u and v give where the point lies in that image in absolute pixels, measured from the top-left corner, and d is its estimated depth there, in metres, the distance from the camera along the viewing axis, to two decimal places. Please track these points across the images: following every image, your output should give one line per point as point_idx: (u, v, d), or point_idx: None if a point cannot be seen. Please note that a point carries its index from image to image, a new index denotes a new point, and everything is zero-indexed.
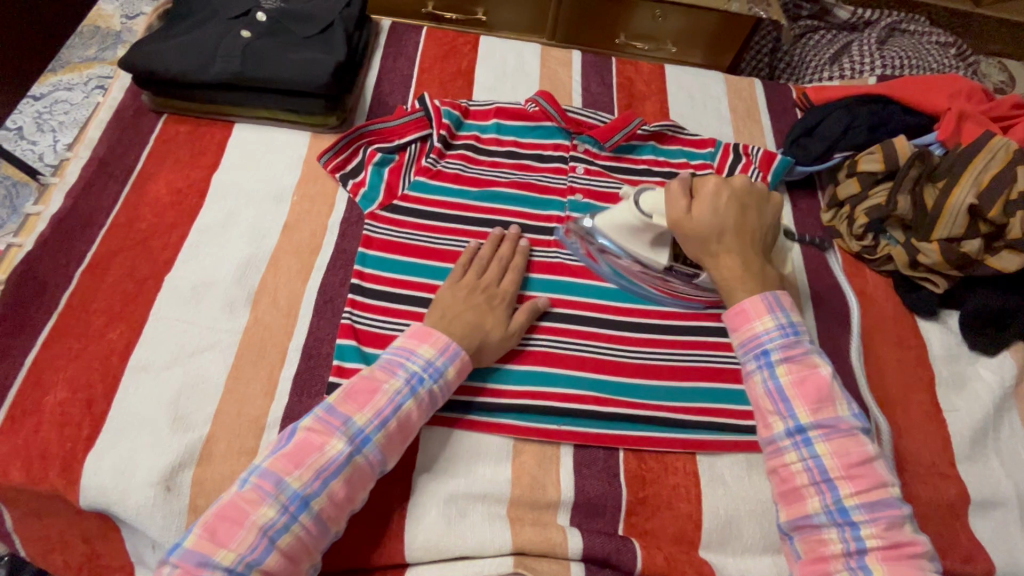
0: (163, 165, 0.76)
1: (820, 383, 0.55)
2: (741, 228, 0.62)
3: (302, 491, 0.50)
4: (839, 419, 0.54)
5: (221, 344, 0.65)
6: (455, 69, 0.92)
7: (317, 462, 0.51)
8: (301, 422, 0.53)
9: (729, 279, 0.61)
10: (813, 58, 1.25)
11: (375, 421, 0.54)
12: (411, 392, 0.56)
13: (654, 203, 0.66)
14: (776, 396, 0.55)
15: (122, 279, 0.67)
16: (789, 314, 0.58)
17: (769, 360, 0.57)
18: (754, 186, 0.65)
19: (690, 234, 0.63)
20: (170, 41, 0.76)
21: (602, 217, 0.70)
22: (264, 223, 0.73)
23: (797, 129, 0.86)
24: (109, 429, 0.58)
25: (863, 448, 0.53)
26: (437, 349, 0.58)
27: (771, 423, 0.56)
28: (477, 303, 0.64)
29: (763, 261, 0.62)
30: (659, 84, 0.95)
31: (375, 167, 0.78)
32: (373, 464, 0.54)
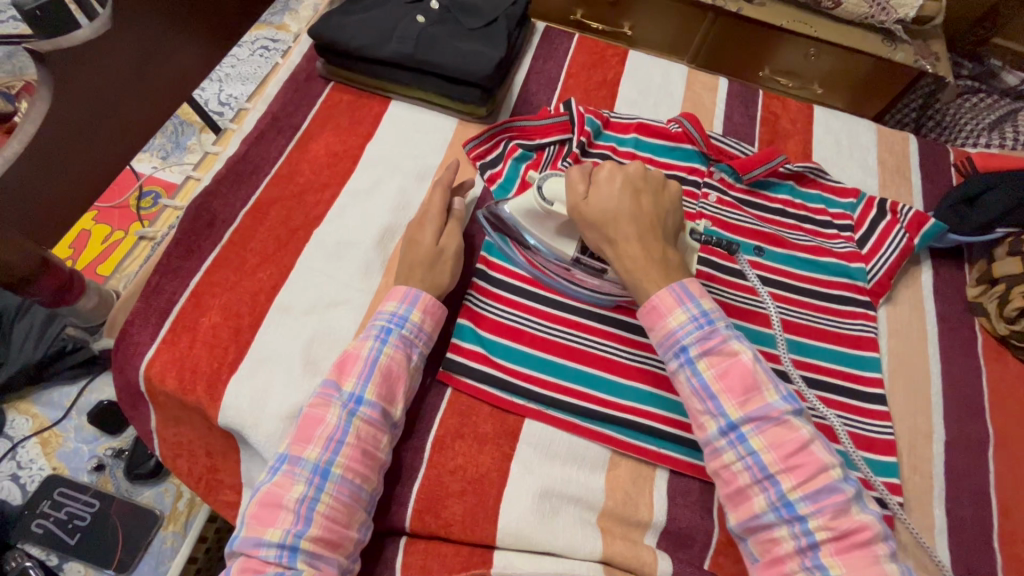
0: (325, 128, 0.82)
1: (743, 373, 0.53)
2: (637, 214, 0.61)
3: (319, 460, 0.54)
4: (769, 407, 0.52)
5: (354, 301, 0.69)
6: (600, 79, 0.93)
7: (324, 432, 0.55)
8: (304, 405, 0.58)
9: (629, 266, 0.60)
10: (970, 120, 1.16)
11: (361, 381, 0.58)
12: (384, 343, 0.60)
13: (555, 190, 0.66)
14: (703, 394, 0.54)
15: (278, 225, 0.73)
16: (699, 302, 0.56)
17: (689, 357, 0.55)
18: (649, 174, 0.65)
19: (584, 219, 0.63)
20: (354, 16, 0.82)
21: (511, 201, 0.69)
22: (406, 197, 0.78)
23: (955, 195, 0.81)
24: (250, 358, 0.64)
25: (798, 434, 0.51)
26: (397, 300, 0.63)
27: (704, 423, 0.54)
28: (406, 239, 0.70)
29: (666, 247, 0.61)
30: (806, 124, 0.92)
31: (514, 162, 0.81)
32: (375, 417, 0.57)
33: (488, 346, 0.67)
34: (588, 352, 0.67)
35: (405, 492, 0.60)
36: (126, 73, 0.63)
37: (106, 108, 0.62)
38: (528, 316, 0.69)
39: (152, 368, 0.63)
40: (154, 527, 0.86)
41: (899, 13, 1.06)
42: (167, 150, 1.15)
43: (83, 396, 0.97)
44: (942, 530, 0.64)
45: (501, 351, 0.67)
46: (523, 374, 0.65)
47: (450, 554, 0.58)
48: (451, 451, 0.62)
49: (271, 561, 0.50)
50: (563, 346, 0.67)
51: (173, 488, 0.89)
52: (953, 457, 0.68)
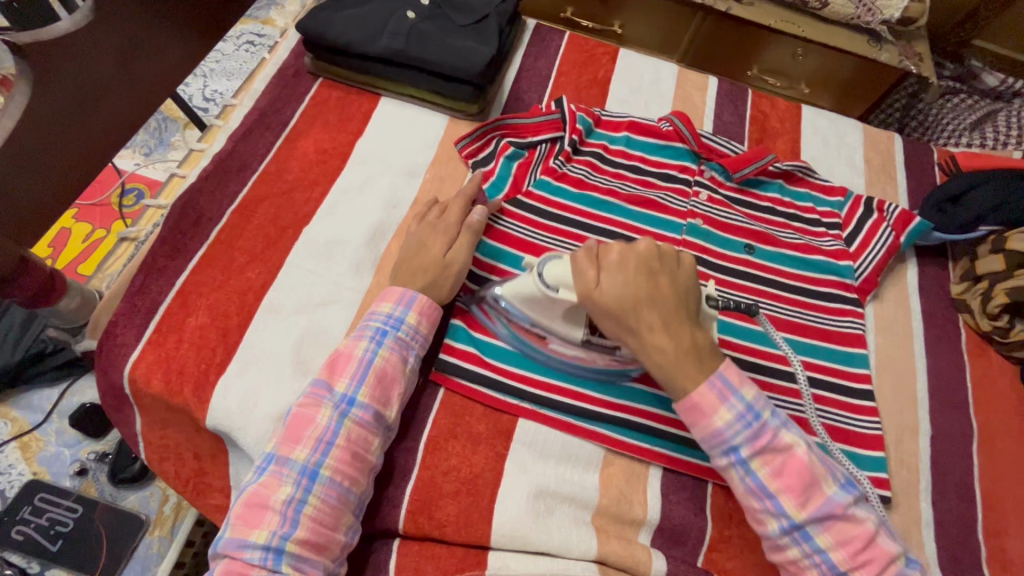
0: (314, 125, 0.81)
1: (800, 469, 0.53)
2: (658, 297, 0.56)
3: (308, 461, 0.53)
4: (830, 501, 0.52)
5: (344, 300, 0.68)
6: (591, 77, 0.93)
7: (314, 432, 0.54)
8: (293, 405, 0.57)
9: (662, 364, 0.55)
10: (952, 120, 1.19)
11: (354, 382, 0.57)
12: (379, 345, 0.60)
13: (559, 275, 0.58)
14: (761, 493, 0.53)
15: (266, 223, 0.72)
16: (743, 395, 0.55)
17: (741, 458, 0.54)
18: (660, 251, 0.58)
19: (602, 310, 0.56)
20: (343, 11, 0.80)
21: (506, 286, 0.63)
22: (396, 195, 0.77)
23: (940, 193, 0.82)
24: (238, 360, 0.63)
25: (862, 527, 0.52)
26: (393, 302, 0.63)
27: (764, 520, 0.54)
28: (414, 242, 0.68)
29: (694, 330, 0.56)
30: (794, 123, 0.93)
31: (506, 160, 0.81)
32: (367, 420, 0.57)
33: (482, 346, 0.66)
34: None
35: (398, 493, 0.59)
36: (107, 68, 0.61)
37: (87, 105, 0.60)
38: None
39: (137, 371, 0.61)
40: (140, 533, 0.84)
41: (884, 14, 1.07)
42: (150, 147, 1.12)
43: (64, 400, 0.94)
44: (929, 524, 0.65)
45: (494, 350, 0.66)
46: (516, 374, 0.65)
47: (444, 556, 0.58)
48: (445, 452, 0.61)
49: (256, 563, 0.49)
50: None
51: (159, 492, 0.87)
52: (939, 452, 0.69)
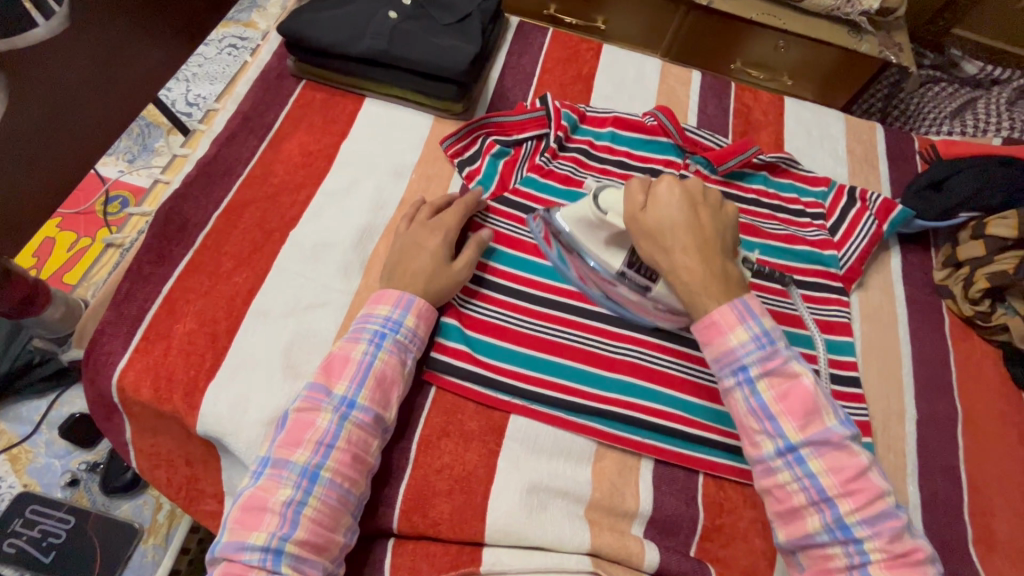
0: (298, 127, 0.80)
1: (804, 395, 0.54)
2: (698, 226, 0.61)
3: (308, 464, 0.53)
4: (827, 431, 0.53)
5: (333, 303, 0.68)
6: (576, 73, 0.94)
7: (314, 435, 0.54)
8: (289, 409, 0.57)
9: (688, 283, 0.59)
10: (933, 109, 1.20)
11: (353, 385, 0.58)
12: (378, 348, 0.60)
13: (612, 201, 0.64)
14: (761, 414, 0.54)
15: (253, 228, 0.71)
16: (762, 322, 0.57)
17: (748, 376, 0.56)
18: (707, 189, 0.64)
19: (641, 230, 0.61)
20: (324, 12, 0.80)
21: (565, 209, 0.68)
22: (383, 196, 0.77)
23: (922, 180, 0.83)
24: (227, 365, 0.62)
25: (856, 460, 0.52)
26: (391, 305, 0.63)
27: (760, 442, 0.55)
28: (417, 244, 0.68)
29: (724, 263, 0.60)
30: (777, 115, 0.94)
31: (492, 158, 0.81)
32: (367, 421, 0.57)
33: (473, 345, 0.67)
34: (572, 346, 0.67)
35: (391, 493, 0.60)
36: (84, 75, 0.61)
37: (64, 112, 0.59)
38: (511, 313, 0.69)
39: (125, 379, 0.61)
40: (134, 542, 0.84)
41: (864, 5, 1.08)
42: (133, 153, 1.11)
43: (53, 410, 0.94)
44: (916, 507, 0.66)
45: (485, 348, 0.67)
46: (509, 371, 0.65)
47: (439, 554, 0.58)
48: (437, 451, 0.62)
49: (254, 565, 0.49)
50: (548, 341, 0.67)
51: (152, 500, 0.87)
52: (924, 435, 0.70)
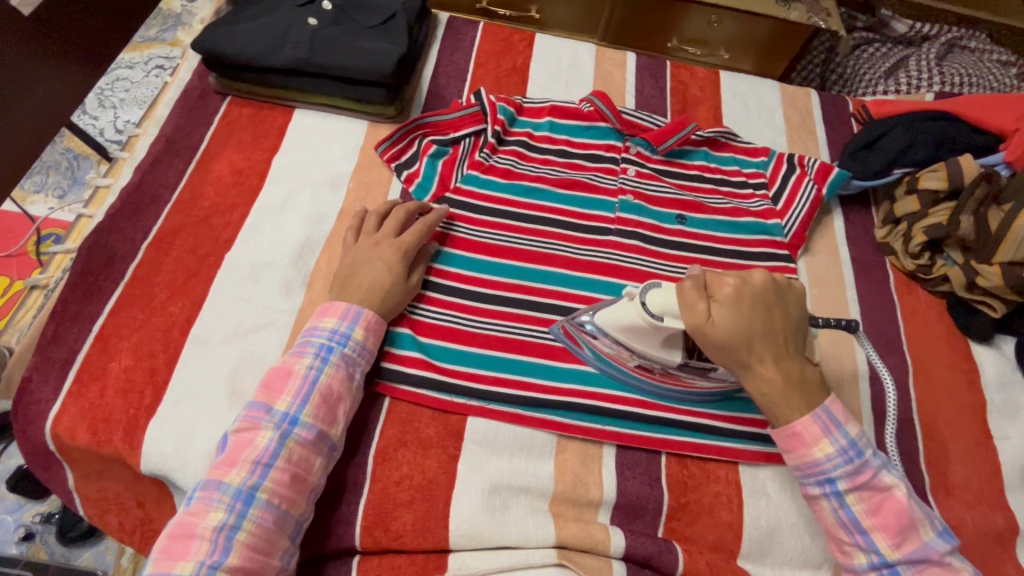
0: (226, 146, 0.78)
1: (898, 510, 0.54)
2: (772, 333, 0.56)
3: (243, 485, 0.51)
4: (926, 547, 0.53)
5: (276, 323, 0.66)
6: (510, 65, 0.93)
7: (251, 455, 0.53)
8: (229, 428, 0.56)
9: (770, 394, 0.56)
10: (868, 70, 1.22)
11: (296, 401, 0.56)
12: (324, 362, 0.59)
13: (664, 304, 0.57)
14: (853, 527, 0.55)
15: (185, 254, 0.69)
16: (846, 431, 0.55)
17: (837, 489, 0.55)
18: (777, 283, 0.58)
19: (710, 344, 0.56)
20: (241, 25, 0.78)
21: (606, 316, 0.61)
22: (320, 209, 0.75)
23: (855, 142, 0.84)
24: (169, 399, 0.60)
25: (957, 574, 0.52)
26: (337, 318, 0.62)
27: (851, 553, 0.55)
28: (371, 261, 0.66)
29: (802, 362, 0.57)
30: (714, 90, 0.95)
31: (430, 159, 0.80)
32: (308, 439, 0.55)
33: (425, 350, 0.66)
34: (525, 341, 0.67)
35: (351, 510, 0.58)
36: None
37: None
38: (461, 314, 0.68)
39: (59, 425, 0.58)
40: None
41: None
42: (64, 189, 1.07)
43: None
44: None
45: (437, 352, 0.66)
46: (463, 372, 0.65)
47: (405, 565, 0.57)
48: (395, 462, 0.61)
49: None
50: (501, 339, 0.67)
51: (114, 545, 0.85)
52: (878, 391, 0.72)
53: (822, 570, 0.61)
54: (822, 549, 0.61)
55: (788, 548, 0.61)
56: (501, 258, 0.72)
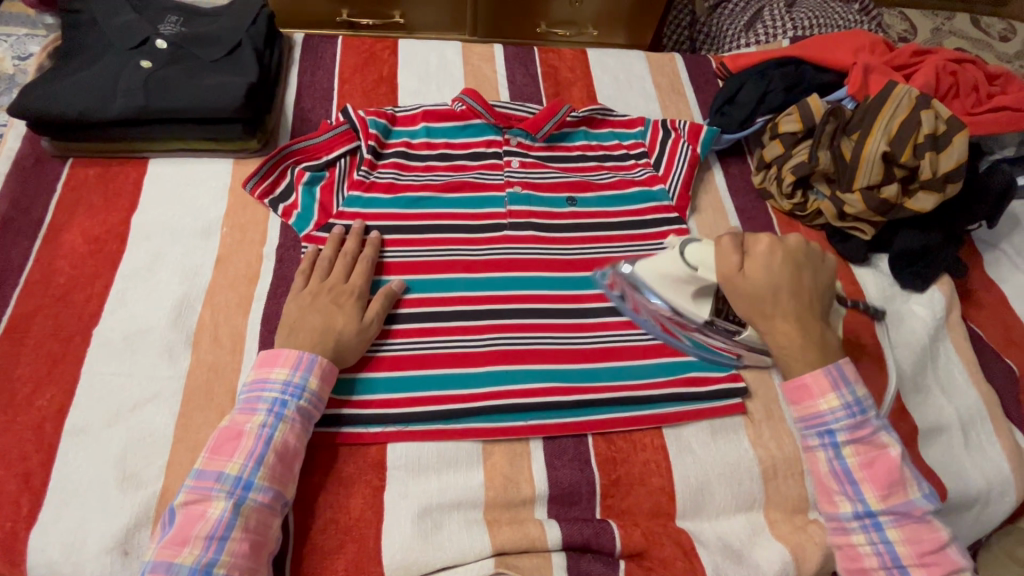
0: (77, 214, 0.72)
1: (890, 466, 0.57)
2: (795, 289, 0.61)
3: (197, 563, 0.48)
4: (911, 504, 0.56)
5: (163, 393, 0.61)
6: (376, 76, 0.90)
7: (203, 530, 0.49)
8: (176, 501, 0.52)
9: (788, 348, 0.61)
10: (730, 27, 1.27)
11: (250, 462, 0.53)
12: (278, 419, 0.56)
13: (701, 257, 0.63)
14: (843, 477, 0.58)
15: (46, 340, 0.63)
16: (854, 389, 0.59)
17: (835, 440, 0.58)
18: (806, 246, 0.64)
19: (743, 293, 0.62)
20: (65, 79, 0.72)
21: (646, 263, 0.67)
22: (195, 260, 0.70)
23: (719, 99, 0.89)
24: (51, 502, 0.55)
25: (935, 534, 0.55)
26: (290, 367, 0.58)
27: (838, 502, 0.58)
28: (320, 305, 0.64)
29: (822, 326, 0.62)
30: (583, 69, 0.96)
31: (306, 187, 0.76)
32: (267, 503, 0.53)
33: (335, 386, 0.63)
34: (434, 354, 0.65)
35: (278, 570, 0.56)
36: None
37: None
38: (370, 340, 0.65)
39: None
40: None
41: None
42: None
43: None
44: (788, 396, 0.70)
45: (342, 386, 0.63)
46: (375, 401, 0.62)
47: None
48: (316, 509, 0.58)
49: None
50: (408, 358, 0.65)
51: None
52: None
53: (754, 511, 0.63)
54: (749, 492, 0.63)
55: (720, 499, 0.63)
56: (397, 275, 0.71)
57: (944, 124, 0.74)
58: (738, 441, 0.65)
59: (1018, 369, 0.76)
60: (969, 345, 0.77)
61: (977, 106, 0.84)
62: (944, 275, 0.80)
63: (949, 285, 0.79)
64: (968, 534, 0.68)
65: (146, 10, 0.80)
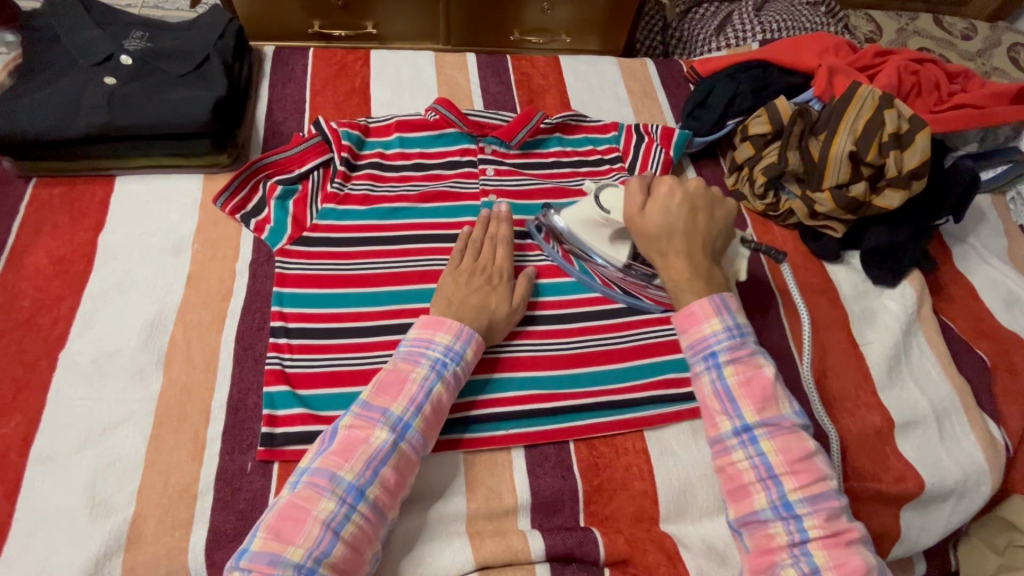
0: (41, 235, 0.70)
1: (765, 384, 0.57)
2: (691, 229, 0.64)
3: (356, 482, 0.50)
4: (782, 417, 0.56)
5: (134, 416, 0.60)
6: (349, 87, 0.90)
7: (367, 453, 0.51)
8: (340, 422, 0.54)
9: (677, 280, 0.62)
10: (700, 31, 1.29)
11: (411, 407, 0.55)
12: (438, 376, 0.57)
13: (614, 201, 0.68)
14: (724, 396, 0.57)
15: (9, 366, 0.61)
16: (735, 315, 0.60)
17: (717, 361, 0.58)
18: (708, 190, 0.67)
19: (642, 232, 0.65)
20: (26, 97, 0.70)
21: (568, 214, 0.72)
22: (165, 279, 0.69)
23: (690, 103, 0.90)
24: (15, 534, 0.53)
25: (805, 444, 0.55)
26: (453, 335, 0.60)
27: (719, 422, 0.57)
28: (479, 285, 0.66)
29: (711, 262, 0.64)
30: (556, 76, 0.97)
31: (278, 202, 0.75)
32: (416, 448, 0.54)
33: (312, 403, 0.61)
34: None
35: None
36: None
37: None
38: (348, 354, 0.64)
39: None
40: None
41: None
42: None
43: None
44: None
45: (316, 404, 0.61)
46: None
47: None
48: None
49: None
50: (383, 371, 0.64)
51: None
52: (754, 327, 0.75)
53: None
54: None
55: (703, 501, 0.63)
56: (374, 287, 0.69)
57: (907, 123, 0.75)
58: None
59: (989, 359, 0.78)
60: (940, 338, 0.78)
61: (939, 105, 0.87)
62: (915, 271, 0.81)
63: (919, 281, 0.81)
64: (946, 526, 0.68)
65: (109, 26, 0.79)
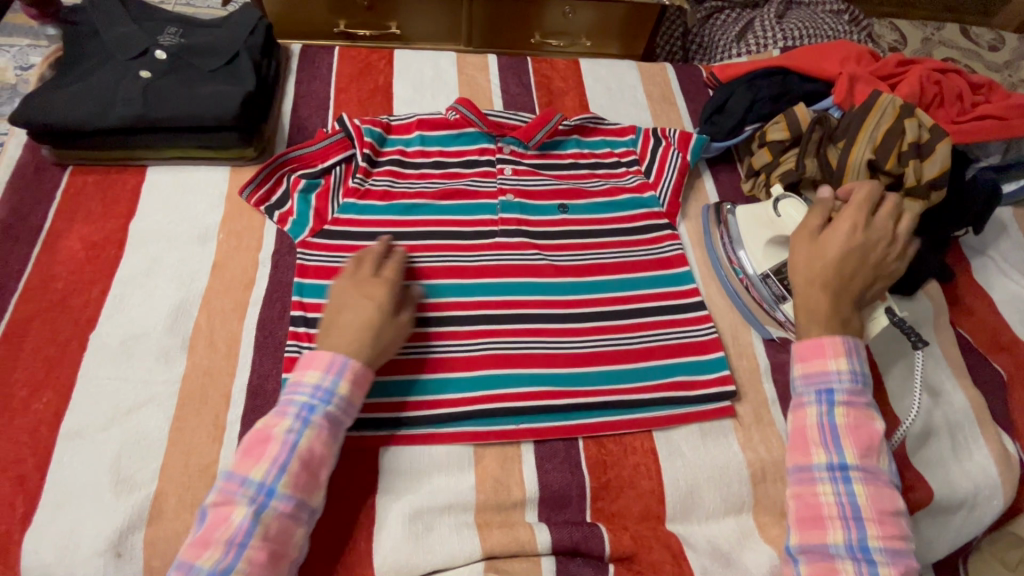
0: (75, 220, 0.73)
1: (874, 434, 0.57)
2: (852, 266, 0.64)
3: (217, 566, 0.47)
4: (881, 470, 0.56)
5: (158, 396, 0.62)
6: (372, 86, 0.92)
7: (225, 534, 0.49)
8: (207, 500, 0.51)
9: (813, 308, 0.62)
10: (721, 37, 1.29)
11: (273, 469, 0.51)
12: (304, 425, 0.54)
13: (793, 213, 0.72)
14: (829, 432, 0.57)
15: (42, 345, 0.64)
16: (861, 363, 0.60)
17: (831, 398, 0.58)
18: (888, 243, 0.66)
19: (805, 249, 0.65)
20: (65, 89, 0.73)
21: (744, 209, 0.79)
22: (191, 267, 0.71)
23: (709, 108, 0.91)
24: (44, 506, 0.55)
25: (895, 502, 0.55)
26: (321, 370, 0.56)
27: (813, 452, 0.57)
28: (347, 304, 0.61)
29: (854, 310, 0.63)
30: (576, 79, 0.98)
31: (301, 194, 0.77)
32: (290, 514, 0.51)
33: None
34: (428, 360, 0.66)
35: None
36: None
37: None
38: None
39: None
40: None
41: None
42: None
43: None
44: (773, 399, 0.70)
45: None
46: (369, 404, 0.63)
47: None
48: None
49: None
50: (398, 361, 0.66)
51: None
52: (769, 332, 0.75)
53: (743, 514, 0.63)
54: (738, 494, 0.64)
55: (710, 501, 0.63)
56: None
57: (927, 133, 0.75)
58: (727, 443, 0.66)
59: (1005, 373, 0.78)
60: (957, 350, 0.77)
61: (962, 115, 0.86)
62: (932, 280, 0.81)
63: (935, 290, 0.81)
64: (955, 539, 0.68)
65: (145, 21, 0.82)
